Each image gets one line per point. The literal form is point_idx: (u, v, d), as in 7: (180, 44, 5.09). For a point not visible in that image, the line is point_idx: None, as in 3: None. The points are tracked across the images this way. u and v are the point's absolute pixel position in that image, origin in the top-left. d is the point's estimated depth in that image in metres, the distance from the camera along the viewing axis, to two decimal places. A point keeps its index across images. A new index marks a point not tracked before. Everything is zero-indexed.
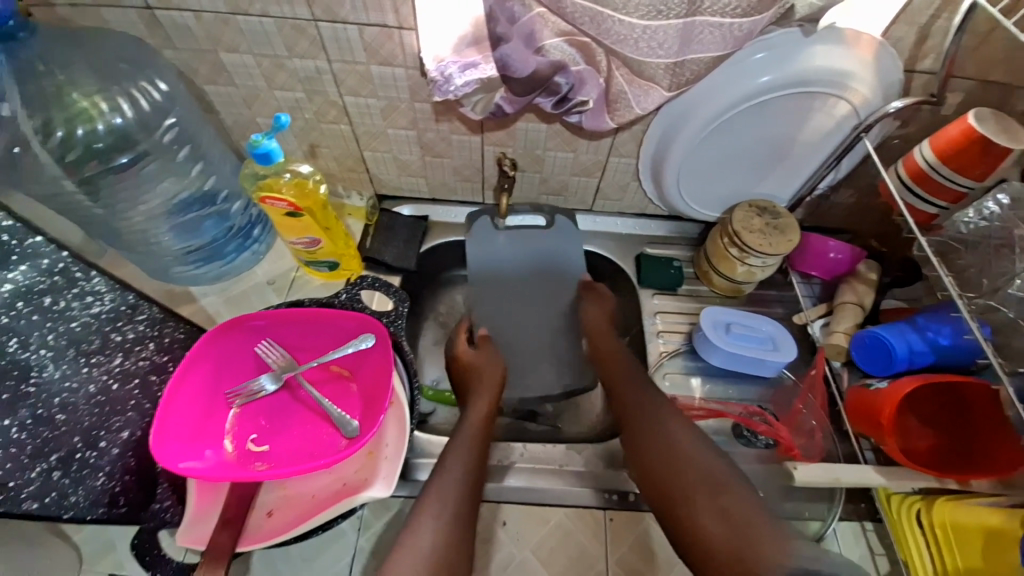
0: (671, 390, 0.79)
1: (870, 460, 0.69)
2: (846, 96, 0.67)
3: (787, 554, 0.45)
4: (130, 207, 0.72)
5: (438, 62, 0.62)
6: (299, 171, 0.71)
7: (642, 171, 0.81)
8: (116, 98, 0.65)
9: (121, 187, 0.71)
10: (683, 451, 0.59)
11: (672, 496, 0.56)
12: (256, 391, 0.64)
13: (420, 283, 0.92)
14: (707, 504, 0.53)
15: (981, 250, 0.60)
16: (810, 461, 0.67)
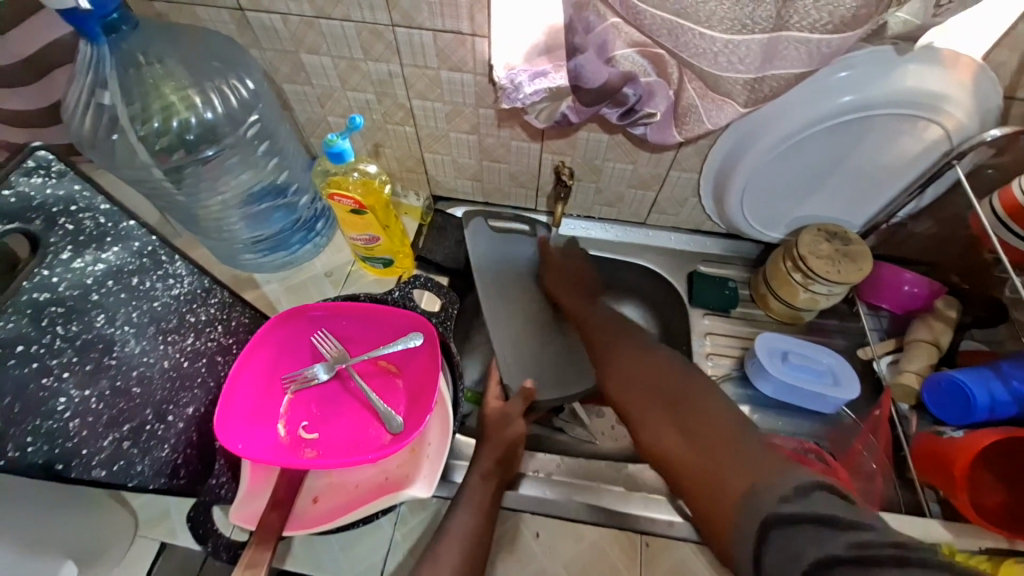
0: None
1: (936, 515, 0.63)
2: (938, 120, 0.62)
3: (748, 463, 0.45)
4: (208, 196, 0.77)
5: (508, 70, 0.63)
6: (366, 171, 0.73)
7: (703, 187, 0.79)
8: (208, 93, 0.69)
9: (204, 177, 0.75)
10: (661, 379, 0.60)
11: (649, 422, 0.56)
12: (310, 378, 0.66)
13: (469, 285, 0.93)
14: (673, 426, 0.53)
15: None
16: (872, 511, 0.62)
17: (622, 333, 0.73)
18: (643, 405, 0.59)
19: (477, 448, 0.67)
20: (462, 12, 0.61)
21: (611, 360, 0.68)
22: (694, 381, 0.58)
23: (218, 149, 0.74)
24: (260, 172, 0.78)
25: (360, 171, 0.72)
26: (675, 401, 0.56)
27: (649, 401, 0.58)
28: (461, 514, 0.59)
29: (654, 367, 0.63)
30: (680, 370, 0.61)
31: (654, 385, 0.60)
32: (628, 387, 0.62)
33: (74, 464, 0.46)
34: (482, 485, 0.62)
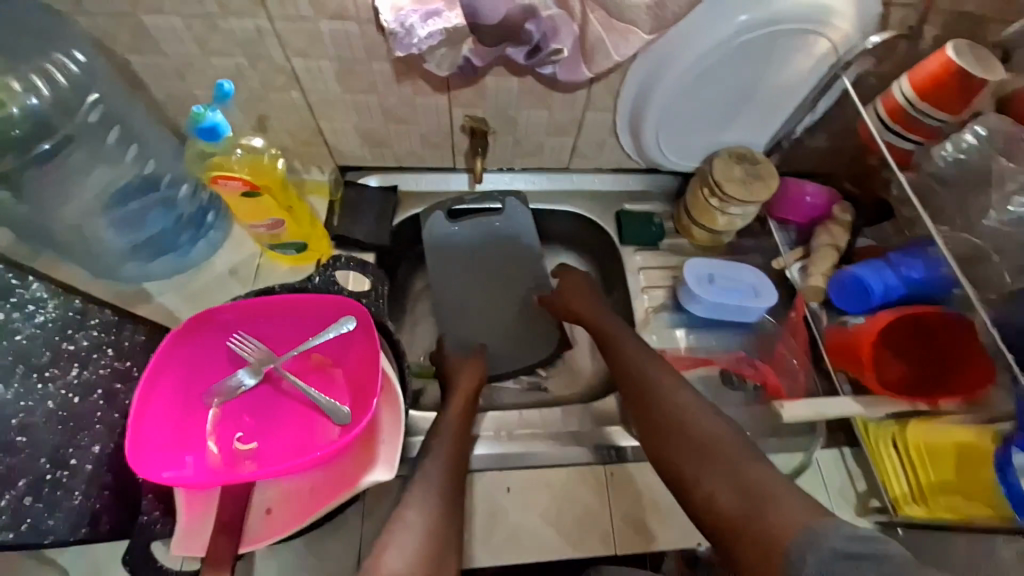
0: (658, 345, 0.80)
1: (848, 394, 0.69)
2: (827, 33, 0.64)
3: (800, 517, 0.46)
4: (60, 203, 0.64)
5: (397, 11, 0.56)
6: (251, 146, 0.64)
7: (619, 125, 0.78)
8: (28, 77, 0.57)
9: (49, 181, 0.63)
10: (670, 399, 0.62)
11: (702, 480, 0.53)
12: (236, 387, 0.60)
13: (398, 259, 0.88)
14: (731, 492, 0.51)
15: (958, 188, 0.59)
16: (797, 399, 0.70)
17: (658, 375, 0.64)
18: (657, 438, 0.60)
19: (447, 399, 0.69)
20: None
21: (653, 409, 0.62)
22: (731, 447, 0.54)
23: (61, 139, 0.62)
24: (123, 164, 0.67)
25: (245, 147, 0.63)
26: (701, 446, 0.56)
27: (681, 447, 0.57)
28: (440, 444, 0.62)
29: (717, 463, 0.54)
30: (719, 459, 0.54)
31: (693, 428, 0.58)
32: (670, 442, 0.58)
33: None
34: (454, 421, 0.65)
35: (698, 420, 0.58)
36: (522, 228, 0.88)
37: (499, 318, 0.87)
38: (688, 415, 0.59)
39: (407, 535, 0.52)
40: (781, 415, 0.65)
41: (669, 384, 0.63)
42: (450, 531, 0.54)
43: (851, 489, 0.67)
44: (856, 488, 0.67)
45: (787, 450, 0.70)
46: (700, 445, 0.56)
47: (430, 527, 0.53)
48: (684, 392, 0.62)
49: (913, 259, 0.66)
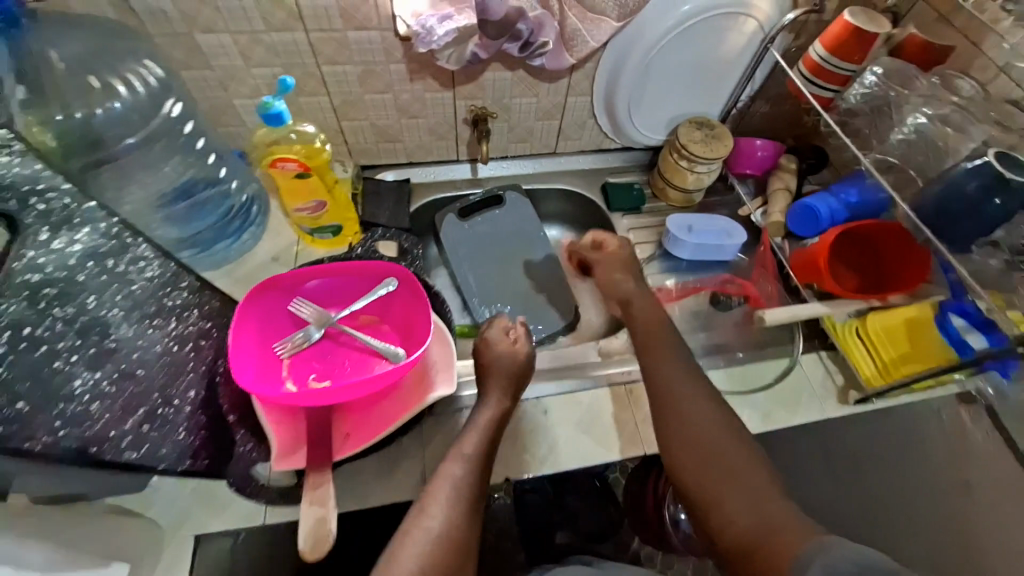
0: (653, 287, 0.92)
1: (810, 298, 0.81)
2: (753, 14, 0.81)
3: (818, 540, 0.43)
4: None
5: (417, 17, 0.69)
6: (304, 132, 0.75)
7: (597, 107, 0.93)
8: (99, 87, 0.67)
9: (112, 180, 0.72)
10: (686, 407, 0.59)
11: (720, 500, 0.50)
12: (302, 340, 0.69)
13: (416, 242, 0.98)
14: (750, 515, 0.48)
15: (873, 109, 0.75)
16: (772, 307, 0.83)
17: (674, 379, 0.62)
18: (675, 447, 0.56)
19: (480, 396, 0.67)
20: None
21: (668, 413, 0.59)
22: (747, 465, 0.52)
23: None
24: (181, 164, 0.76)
25: (298, 132, 0.75)
26: (720, 457, 0.53)
27: (698, 459, 0.54)
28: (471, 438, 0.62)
29: (730, 481, 0.51)
30: (733, 479, 0.51)
31: (712, 436, 0.55)
32: (687, 455, 0.55)
33: (104, 448, 0.46)
34: (486, 416, 0.64)
35: (716, 430, 0.56)
36: (522, 213, 1.00)
37: (513, 288, 0.97)
38: (709, 426, 0.56)
39: (415, 544, 0.50)
40: (765, 320, 0.76)
41: (686, 389, 0.60)
42: (469, 538, 0.52)
43: (831, 382, 0.78)
44: (836, 381, 0.78)
45: (774, 356, 0.81)
46: (709, 462, 0.53)
47: (449, 528, 0.51)
48: (700, 402, 0.59)
49: (848, 188, 0.82)
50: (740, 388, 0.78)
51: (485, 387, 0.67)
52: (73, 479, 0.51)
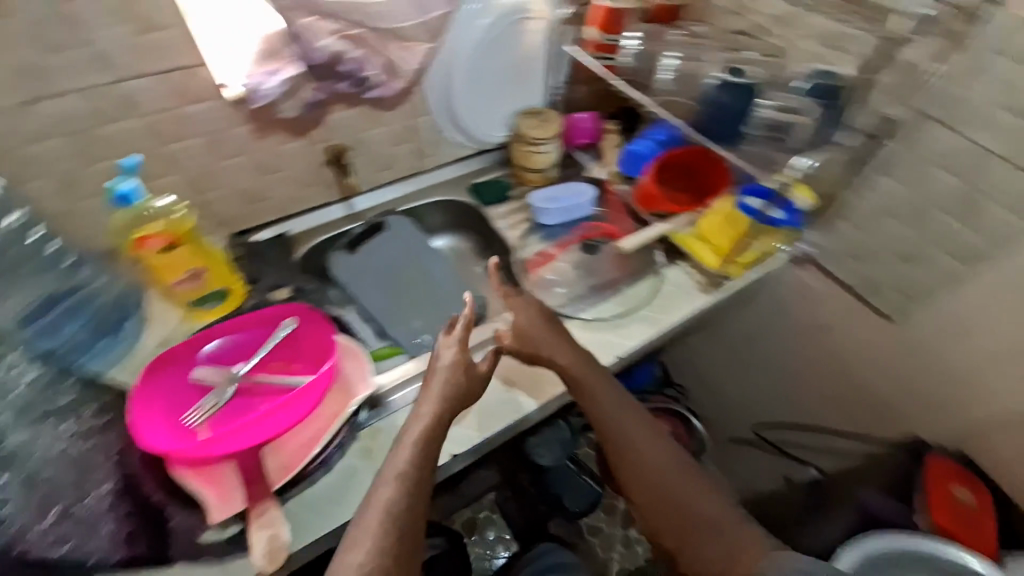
0: (529, 253, 1.03)
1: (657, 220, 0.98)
2: (539, 15, 0.99)
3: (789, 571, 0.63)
4: None
5: (248, 78, 0.77)
6: (162, 206, 0.80)
7: (442, 120, 1.04)
8: None
9: None
10: (649, 470, 0.72)
11: (692, 545, 0.69)
12: (216, 401, 0.69)
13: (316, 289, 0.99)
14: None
15: None
16: (626, 237, 0.97)
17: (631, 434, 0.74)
18: (652, 508, 0.72)
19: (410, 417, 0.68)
20: (181, 49, 0.73)
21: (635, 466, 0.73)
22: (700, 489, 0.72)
23: None
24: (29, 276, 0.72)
25: (154, 209, 0.78)
26: (686, 513, 0.70)
27: (668, 516, 0.71)
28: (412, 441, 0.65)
29: (712, 541, 0.68)
30: (715, 537, 0.69)
31: (682, 502, 0.71)
32: (659, 513, 0.71)
33: None
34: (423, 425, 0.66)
35: (678, 481, 0.72)
36: (407, 235, 1.04)
37: (419, 304, 0.98)
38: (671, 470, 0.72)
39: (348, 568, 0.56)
40: (624, 246, 0.92)
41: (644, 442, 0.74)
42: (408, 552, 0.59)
43: (692, 281, 0.94)
44: (694, 280, 0.94)
45: (645, 277, 0.96)
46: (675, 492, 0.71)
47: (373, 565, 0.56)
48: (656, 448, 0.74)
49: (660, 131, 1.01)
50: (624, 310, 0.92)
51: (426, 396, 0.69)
52: None
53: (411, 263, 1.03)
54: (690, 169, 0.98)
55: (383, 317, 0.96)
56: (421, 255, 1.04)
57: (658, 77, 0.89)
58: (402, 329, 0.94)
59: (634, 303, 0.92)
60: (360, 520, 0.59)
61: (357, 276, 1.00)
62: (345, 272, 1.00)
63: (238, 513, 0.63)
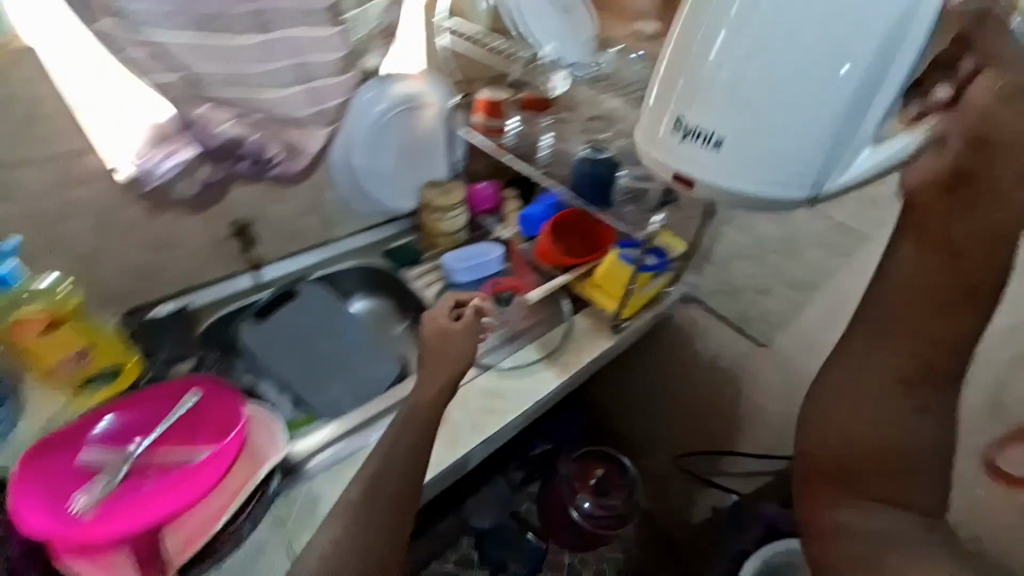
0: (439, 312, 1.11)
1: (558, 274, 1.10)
2: (427, 104, 1.13)
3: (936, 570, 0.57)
4: None
5: (139, 159, 0.83)
6: (41, 287, 0.78)
7: (347, 194, 1.12)
8: None
9: None
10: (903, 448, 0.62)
11: (860, 507, 0.63)
12: (109, 482, 0.68)
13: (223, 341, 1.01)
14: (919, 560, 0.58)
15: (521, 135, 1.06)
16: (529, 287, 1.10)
17: (970, 317, 0.57)
18: (878, 478, 0.63)
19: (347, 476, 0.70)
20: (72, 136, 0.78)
21: (831, 422, 0.65)
22: (914, 466, 0.62)
23: None
24: None
25: (32, 290, 0.76)
26: (889, 477, 0.62)
27: (884, 481, 0.63)
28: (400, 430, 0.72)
29: (897, 507, 0.63)
30: (920, 518, 0.62)
31: (893, 463, 0.62)
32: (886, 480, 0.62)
33: None
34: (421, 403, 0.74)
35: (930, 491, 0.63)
36: (320, 303, 1.05)
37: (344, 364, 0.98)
38: (924, 452, 0.62)
39: None
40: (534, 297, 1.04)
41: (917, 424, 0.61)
42: None
43: (597, 326, 1.08)
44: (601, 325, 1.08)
45: (554, 326, 1.08)
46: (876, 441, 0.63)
47: None
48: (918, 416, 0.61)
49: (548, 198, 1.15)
50: (538, 357, 1.04)
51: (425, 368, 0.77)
52: None
53: (330, 309, 1.05)
54: (575, 225, 1.12)
55: (303, 383, 0.95)
56: (349, 343, 1.02)
57: (537, 155, 1.03)
58: (334, 404, 0.93)
59: (542, 348, 1.05)
60: None
61: (266, 336, 0.99)
62: (262, 349, 0.98)
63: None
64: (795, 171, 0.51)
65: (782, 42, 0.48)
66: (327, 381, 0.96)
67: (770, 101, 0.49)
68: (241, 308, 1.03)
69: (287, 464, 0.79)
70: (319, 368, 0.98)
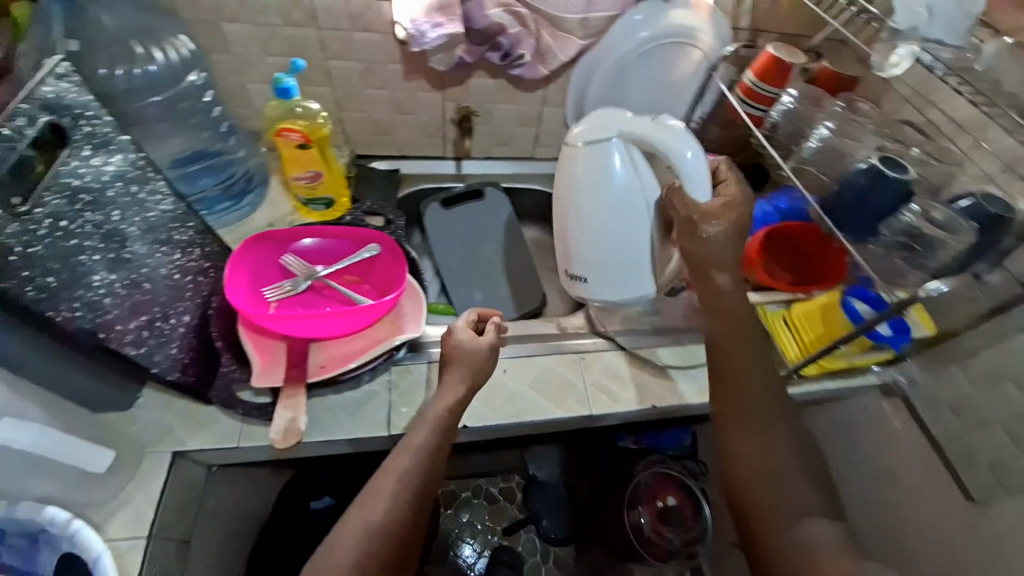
0: None
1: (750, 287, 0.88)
2: (698, 45, 0.93)
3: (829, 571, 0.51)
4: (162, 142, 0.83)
5: (413, 22, 0.82)
6: (309, 108, 0.90)
7: (569, 118, 1.04)
8: None
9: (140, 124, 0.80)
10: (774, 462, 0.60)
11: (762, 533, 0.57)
12: (292, 288, 0.80)
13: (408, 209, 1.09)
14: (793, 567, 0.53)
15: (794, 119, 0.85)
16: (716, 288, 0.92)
17: (749, 360, 0.66)
18: (760, 485, 0.58)
19: (439, 390, 0.71)
20: None
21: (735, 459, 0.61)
22: (784, 487, 0.58)
23: (165, 96, 0.82)
24: (205, 134, 0.87)
25: (303, 107, 0.90)
26: (772, 480, 0.59)
27: (756, 483, 0.59)
28: (422, 431, 0.66)
29: (795, 526, 0.56)
30: (809, 523, 0.55)
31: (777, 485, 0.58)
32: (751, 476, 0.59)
33: (102, 324, 0.57)
34: (443, 406, 0.68)
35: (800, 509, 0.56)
36: (497, 212, 1.08)
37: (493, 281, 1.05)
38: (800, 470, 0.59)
39: (353, 541, 0.55)
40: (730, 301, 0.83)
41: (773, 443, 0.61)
42: (405, 535, 0.57)
43: None
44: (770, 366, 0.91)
45: None
46: (779, 513, 0.57)
47: (387, 525, 0.56)
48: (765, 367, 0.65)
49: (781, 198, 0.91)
50: (680, 365, 0.92)
51: (446, 375, 0.72)
52: (65, 364, 0.62)
53: (502, 222, 1.08)
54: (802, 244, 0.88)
55: (453, 276, 1.05)
56: (505, 263, 1.07)
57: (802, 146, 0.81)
58: None
59: (688, 359, 0.92)
60: (370, 484, 0.60)
61: (443, 224, 1.06)
62: (435, 234, 1.06)
63: (272, 387, 0.72)
64: (638, 262, 0.81)
65: (601, 227, 0.80)
66: (468, 282, 1.05)
67: (609, 253, 0.81)
68: (434, 188, 1.08)
69: (416, 345, 0.84)
70: (464, 274, 1.05)
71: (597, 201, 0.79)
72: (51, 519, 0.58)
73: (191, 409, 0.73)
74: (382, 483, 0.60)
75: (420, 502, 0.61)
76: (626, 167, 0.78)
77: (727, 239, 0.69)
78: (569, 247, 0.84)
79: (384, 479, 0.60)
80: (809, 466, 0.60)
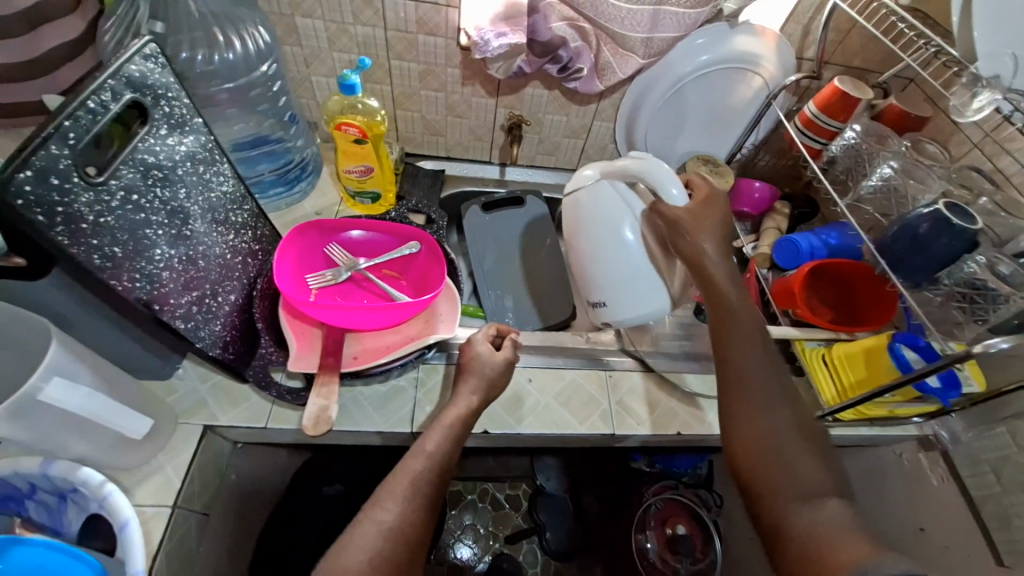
0: None
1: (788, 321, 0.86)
2: (759, 71, 0.93)
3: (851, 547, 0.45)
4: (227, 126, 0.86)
5: (478, 30, 0.84)
6: (369, 105, 0.92)
7: (618, 134, 1.04)
8: (231, 35, 0.79)
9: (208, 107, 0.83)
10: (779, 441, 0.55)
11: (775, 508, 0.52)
12: (334, 277, 0.82)
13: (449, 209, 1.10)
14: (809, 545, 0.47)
15: (852, 155, 0.82)
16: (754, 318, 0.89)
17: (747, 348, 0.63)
18: (760, 463, 0.55)
19: (452, 398, 0.71)
20: None
21: (740, 436, 0.57)
22: (790, 462, 0.54)
23: (237, 84, 0.83)
24: (267, 121, 0.89)
25: (364, 104, 0.91)
26: (777, 459, 0.54)
27: (760, 461, 0.55)
28: (434, 438, 0.66)
29: (802, 501, 0.51)
30: (811, 494, 0.51)
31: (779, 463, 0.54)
32: (756, 457, 0.55)
33: (157, 297, 0.59)
34: (455, 414, 0.68)
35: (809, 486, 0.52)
36: (536, 220, 1.08)
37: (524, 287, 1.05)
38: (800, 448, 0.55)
39: (368, 541, 0.54)
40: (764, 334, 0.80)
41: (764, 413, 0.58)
42: (418, 536, 0.57)
43: None
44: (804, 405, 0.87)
45: None
46: (783, 492, 0.52)
47: (399, 524, 0.56)
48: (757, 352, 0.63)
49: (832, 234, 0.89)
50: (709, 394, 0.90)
51: (460, 385, 0.73)
52: (119, 328, 0.64)
53: (539, 230, 1.08)
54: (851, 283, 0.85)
55: (485, 278, 1.05)
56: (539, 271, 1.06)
57: (861, 183, 0.79)
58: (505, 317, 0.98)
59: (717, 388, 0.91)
60: (382, 487, 0.60)
61: (482, 227, 1.07)
62: (473, 236, 1.06)
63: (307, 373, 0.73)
64: (647, 283, 0.80)
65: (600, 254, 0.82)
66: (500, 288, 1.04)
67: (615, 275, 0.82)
68: (476, 191, 1.09)
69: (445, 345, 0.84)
70: (498, 280, 1.05)
71: (593, 231, 0.82)
72: (84, 481, 0.59)
73: (228, 384, 0.75)
74: (392, 484, 0.59)
75: (432, 506, 0.60)
76: (617, 196, 0.81)
77: (715, 244, 0.71)
78: (584, 276, 0.85)
79: (395, 479, 0.60)
80: (815, 442, 0.56)
